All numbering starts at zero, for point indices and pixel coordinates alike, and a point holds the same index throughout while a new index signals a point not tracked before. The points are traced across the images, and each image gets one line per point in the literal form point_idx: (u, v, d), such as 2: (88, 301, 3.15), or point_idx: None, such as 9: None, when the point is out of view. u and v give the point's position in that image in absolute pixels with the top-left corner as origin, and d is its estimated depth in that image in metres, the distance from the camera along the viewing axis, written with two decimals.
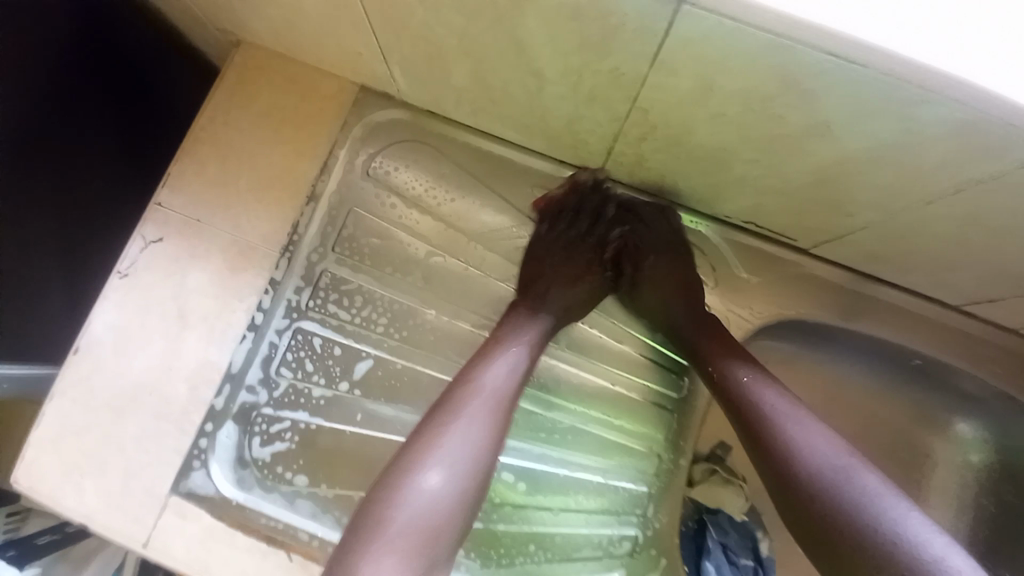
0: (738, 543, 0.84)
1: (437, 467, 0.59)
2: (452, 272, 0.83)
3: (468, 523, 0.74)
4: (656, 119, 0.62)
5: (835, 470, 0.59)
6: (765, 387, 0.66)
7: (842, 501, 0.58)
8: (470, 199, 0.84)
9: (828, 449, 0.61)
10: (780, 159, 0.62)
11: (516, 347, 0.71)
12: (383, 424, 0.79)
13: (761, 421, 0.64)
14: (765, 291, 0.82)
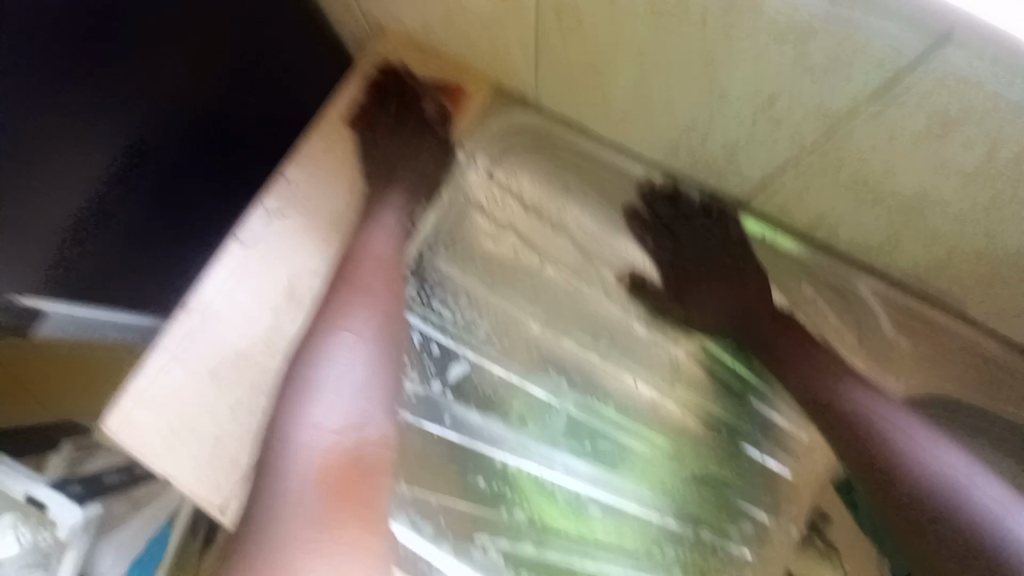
0: None
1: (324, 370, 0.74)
2: (563, 287, 0.78)
3: (545, 553, 0.71)
4: (847, 149, 0.57)
5: (940, 461, 0.66)
6: (864, 393, 0.70)
7: (945, 486, 0.65)
8: (589, 214, 0.79)
9: (930, 445, 0.67)
10: (983, 215, 0.56)
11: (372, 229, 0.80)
12: (471, 433, 0.74)
13: (869, 429, 0.68)
14: (914, 359, 0.73)
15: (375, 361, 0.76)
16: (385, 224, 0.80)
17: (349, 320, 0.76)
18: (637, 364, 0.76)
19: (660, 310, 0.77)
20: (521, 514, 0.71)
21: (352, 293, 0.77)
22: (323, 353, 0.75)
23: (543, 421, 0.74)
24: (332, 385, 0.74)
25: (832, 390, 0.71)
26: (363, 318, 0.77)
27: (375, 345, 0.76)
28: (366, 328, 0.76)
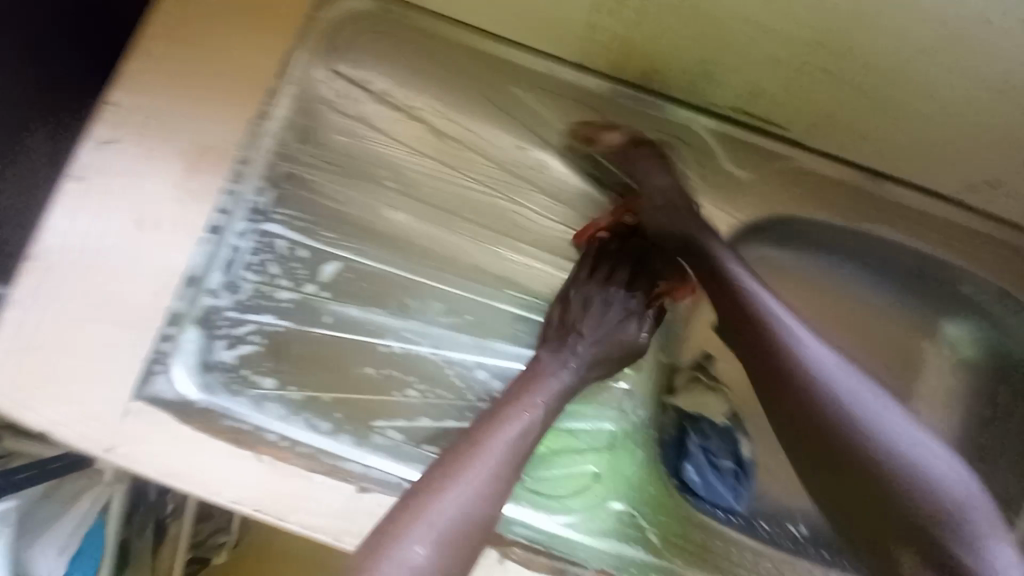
0: (720, 446, 0.85)
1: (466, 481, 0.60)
2: (424, 170, 0.76)
3: (443, 424, 0.73)
4: None
5: (909, 450, 0.56)
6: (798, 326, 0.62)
7: (915, 495, 0.54)
8: (440, 94, 0.77)
9: (878, 407, 0.57)
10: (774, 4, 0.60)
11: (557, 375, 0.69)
12: (352, 326, 0.74)
13: (793, 359, 0.60)
14: (755, 193, 0.78)
15: (507, 488, 0.62)
16: (557, 390, 0.69)
17: (478, 457, 0.61)
18: (533, 242, 0.76)
19: (523, 181, 0.76)
20: (415, 393, 0.73)
21: (502, 423, 0.64)
22: (447, 483, 0.59)
23: (424, 304, 0.75)
24: (449, 503, 0.58)
25: (792, 325, 0.61)
26: (498, 449, 0.62)
27: (495, 476, 0.62)
28: (494, 463, 0.62)
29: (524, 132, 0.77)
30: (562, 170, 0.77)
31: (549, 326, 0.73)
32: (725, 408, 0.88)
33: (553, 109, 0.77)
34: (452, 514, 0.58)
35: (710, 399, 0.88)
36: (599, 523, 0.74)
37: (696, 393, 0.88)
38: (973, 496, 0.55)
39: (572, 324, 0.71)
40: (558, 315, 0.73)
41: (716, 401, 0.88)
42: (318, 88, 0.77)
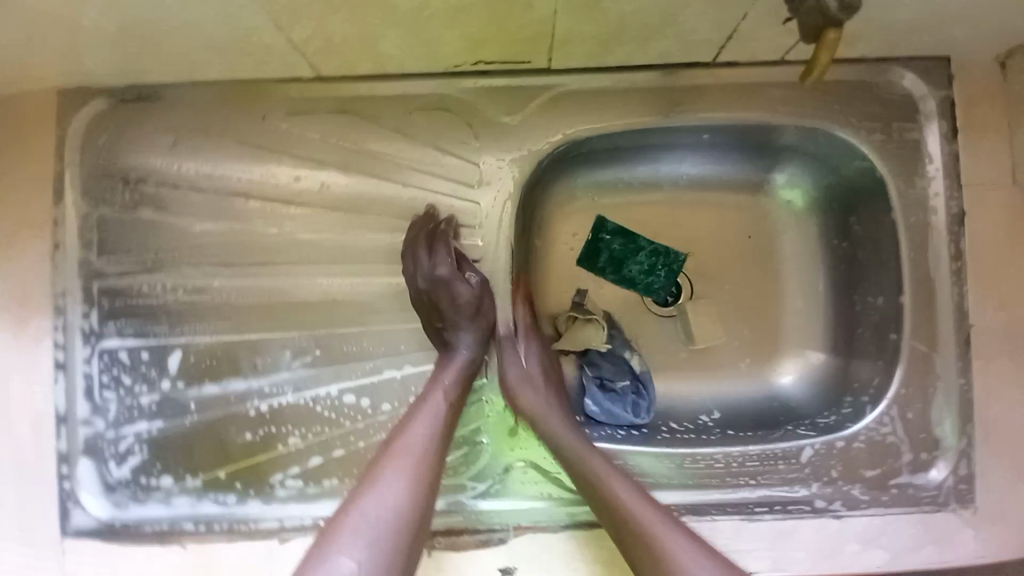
0: (613, 370, 0.88)
1: (391, 477, 0.61)
2: (224, 235, 0.79)
3: (331, 456, 0.75)
4: None
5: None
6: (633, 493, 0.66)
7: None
8: (212, 160, 0.78)
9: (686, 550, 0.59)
10: None
11: (455, 357, 0.73)
12: (216, 402, 0.77)
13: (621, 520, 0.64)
14: (535, 132, 0.77)
15: (434, 477, 0.64)
16: (462, 372, 0.73)
17: (396, 458, 0.63)
18: (352, 263, 0.77)
19: (316, 208, 0.78)
20: (296, 439, 0.76)
21: (415, 418, 0.67)
22: (370, 488, 0.60)
23: (271, 357, 0.77)
24: (374, 503, 0.59)
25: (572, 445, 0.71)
26: (417, 443, 0.64)
27: (419, 466, 0.63)
28: (415, 456, 0.64)
29: (300, 162, 0.78)
30: (346, 182, 0.77)
31: (433, 307, 0.74)
32: (604, 334, 0.88)
33: (314, 129, 0.77)
34: (381, 516, 0.58)
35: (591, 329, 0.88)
36: (504, 485, 0.76)
37: (578, 327, 0.88)
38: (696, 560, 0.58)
39: (461, 306, 0.73)
40: (432, 297, 0.74)
41: (595, 331, 0.88)
42: (96, 197, 0.78)
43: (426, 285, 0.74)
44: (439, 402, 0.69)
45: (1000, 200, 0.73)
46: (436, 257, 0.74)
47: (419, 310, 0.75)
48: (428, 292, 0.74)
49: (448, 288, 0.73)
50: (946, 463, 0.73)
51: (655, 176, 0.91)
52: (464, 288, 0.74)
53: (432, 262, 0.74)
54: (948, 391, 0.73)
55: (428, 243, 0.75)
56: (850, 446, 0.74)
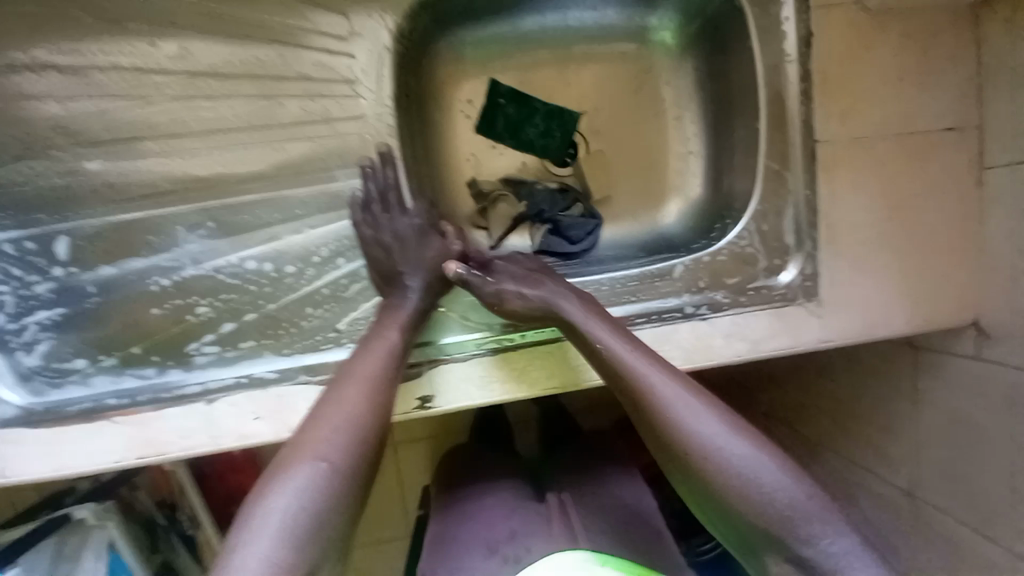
0: (545, 200, 0.95)
1: (355, 394, 0.62)
2: (87, 114, 0.75)
3: (243, 320, 0.78)
4: None
5: (762, 478, 0.57)
6: (669, 383, 0.63)
7: (770, 494, 0.57)
8: (45, 28, 0.72)
9: (727, 443, 0.59)
10: None
11: (407, 293, 0.72)
12: (114, 284, 0.78)
13: (703, 443, 0.59)
14: None
15: (388, 400, 0.64)
16: (413, 313, 0.71)
17: (350, 381, 0.64)
18: (232, 132, 0.77)
19: (181, 74, 0.75)
20: (204, 308, 0.78)
21: (373, 345, 0.67)
22: (333, 406, 0.61)
23: (164, 234, 0.77)
24: (338, 416, 0.60)
25: (626, 356, 0.65)
26: (371, 368, 0.65)
27: (373, 388, 0.64)
28: (370, 379, 0.64)
29: (151, 24, 0.74)
30: (207, 46, 0.74)
31: (393, 261, 0.74)
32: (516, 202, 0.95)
33: None
34: (345, 427, 0.59)
35: (503, 206, 0.95)
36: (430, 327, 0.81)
37: (492, 211, 0.95)
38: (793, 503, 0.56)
39: (423, 261, 0.75)
40: (393, 249, 0.75)
41: (507, 204, 0.95)
42: None
43: (388, 238, 0.75)
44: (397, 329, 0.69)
45: (840, 20, 0.79)
46: (404, 215, 0.77)
47: (373, 263, 0.75)
48: (388, 245, 0.75)
49: (421, 239, 0.76)
50: (796, 265, 0.84)
51: (543, 33, 0.94)
52: (435, 245, 0.76)
53: (405, 215, 0.77)
54: (796, 203, 0.83)
55: (388, 194, 0.77)
56: (714, 258, 0.84)
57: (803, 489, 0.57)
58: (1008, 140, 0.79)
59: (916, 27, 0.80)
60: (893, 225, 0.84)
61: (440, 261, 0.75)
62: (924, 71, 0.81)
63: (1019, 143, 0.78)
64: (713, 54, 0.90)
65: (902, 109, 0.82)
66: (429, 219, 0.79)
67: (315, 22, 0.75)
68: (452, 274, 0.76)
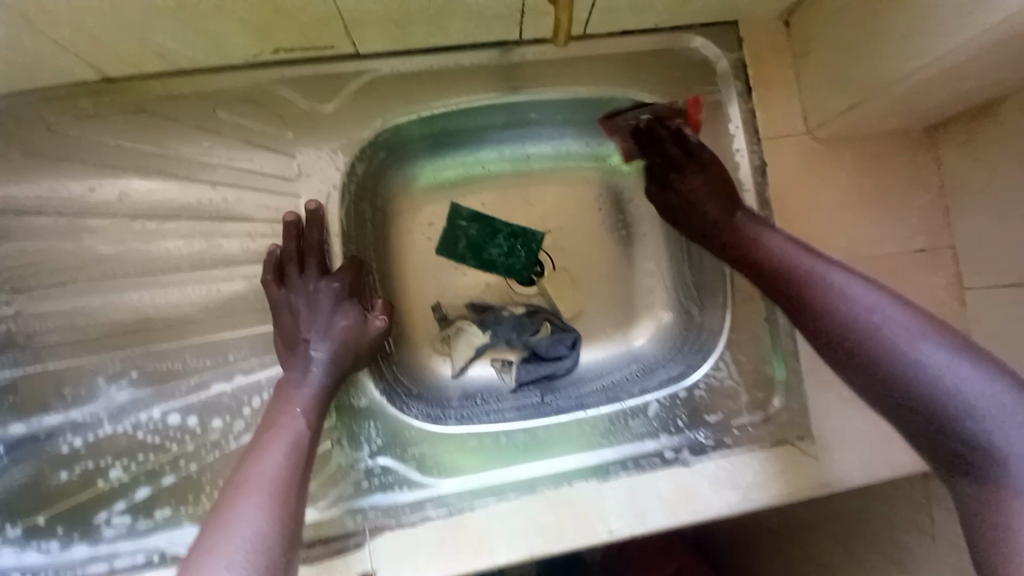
0: (511, 326, 0.90)
1: (253, 501, 0.54)
2: (15, 258, 0.71)
3: (161, 485, 0.69)
4: None
5: (946, 378, 0.53)
6: (849, 277, 0.63)
7: (933, 402, 0.53)
8: None
9: (914, 338, 0.56)
10: None
11: (307, 378, 0.68)
12: (19, 443, 0.69)
13: (866, 336, 0.58)
14: (349, 121, 0.75)
15: (299, 504, 0.57)
16: (313, 398, 0.67)
17: (243, 491, 0.55)
18: (172, 271, 0.72)
19: (118, 218, 0.71)
20: (118, 471, 0.69)
21: (269, 449, 0.60)
22: (225, 525, 0.51)
23: (83, 387, 0.70)
24: (238, 532, 0.51)
25: (797, 253, 0.68)
26: (270, 468, 0.57)
27: (278, 488, 0.56)
28: (273, 482, 0.56)
29: (89, 170, 0.71)
30: (146, 188, 0.71)
31: (301, 327, 0.71)
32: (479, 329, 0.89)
33: (103, 131, 0.71)
34: (247, 544, 0.50)
35: (467, 334, 0.89)
36: (377, 481, 0.72)
37: (456, 339, 0.89)
38: (977, 399, 0.51)
39: (328, 332, 0.71)
40: (303, 317, 0.71)
41: (471, 329, 0.89)
42: None
43: (300, 302, 0.71)
44: (299, 422, 0.63)
45: (791, 152, 0.79)
46: (320, 279, 0.72)
47: (280, 329, 0.71)
48: (298, 312, 0.71)
49: (331, 307, 0.72)
50: (780, 398, 0.78)
51: (504, 158, 0.92)
52: (345, 319, 0.72)
53: (314, 286, 0.72)
54: (771, 331, 0.78)
55: (307, 255, 0.72)
56: (691, 393, 0.77)
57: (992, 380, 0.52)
58: (986, 263, 0.76)
59: (870, 155, 0.80)
60: None
61: (355, 334, 0.72)
62: (883, 196, 0.80)
63: (1000, 267, 0.74)
64: None
65: (868, 232, 0.79)
66: (350, 286, 0.74)
67: (262, 164, 0.73)
68: (361, 349, 0.72)
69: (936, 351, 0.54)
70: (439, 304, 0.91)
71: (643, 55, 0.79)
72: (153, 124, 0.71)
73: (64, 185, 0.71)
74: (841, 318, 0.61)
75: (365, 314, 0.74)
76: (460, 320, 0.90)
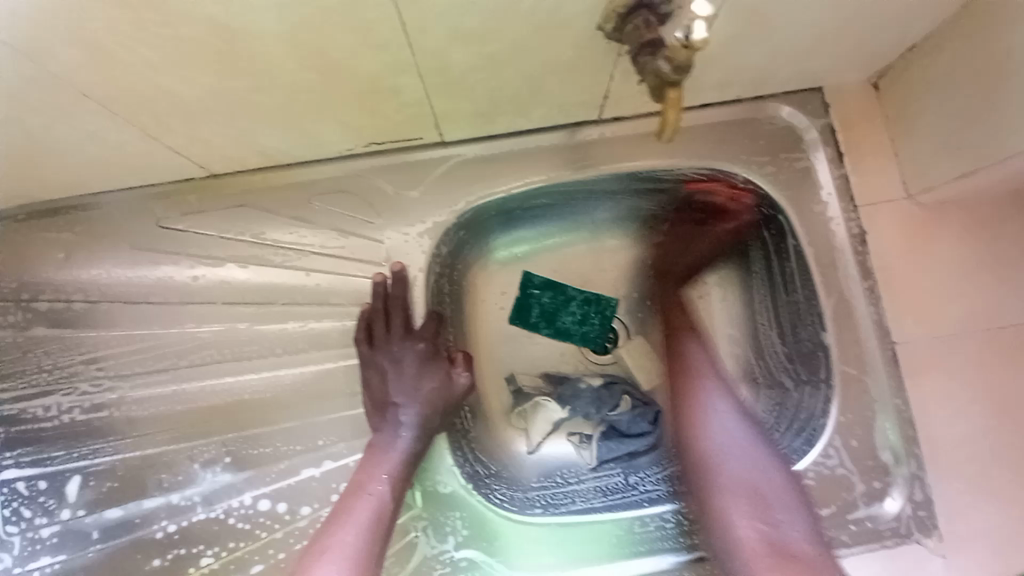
0: (591, 400, 0.85)
1: (330, 568, 0.61)
2: (121, 345, 0.74)
3: (248, 573, 0.68)
4: (130, 99, 0.57)
5: (749, 467, 0.71)
6: (728, 417, 0.76)
7: (756, 523, 0.68)
8: (99, 266, 0.75)
9: (744, 459, 0.72)
10: (273, 81, 0.57)
11: (394, 442, 0.69)
12: (119, 528, 0.71)
13: (727, 457, 0.73)
14: (434, 204, 0.77)
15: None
16: (401, 463, 0.68)
17: (323, 560, 0.62)
18: (265, 356, 0.74)
19: (220, 304, 0.74)
20: (208, 558, 0.69)
21: (351, 519, 0.64)
22: None
23: (180, 471, 0.71)
24: None
25: (703, 367, 0.79)
26: (347, 540, 0.63)
27: (352, 563, 0.62)
28: (347, 556, 0.62)
29: (194, 258, 0.75)
30: (243, 275, 0.75)
31: (388, 389, 0.72)
32: (557, 405, 0.85)
33: (208, 227, 0.74)
34: None
35: (545, 411, 0.85)
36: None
37: (532, 415, 0.85)
38: (789, 526, 0.67)
39: (414, 395, 0.72)
40: (390, 378, 0.72)
41: (548, 404, 0.85)
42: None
43: (386, 364, 0.73)
44: (384, 489, 0.66)
45: (893, 219, 0.75)
46: (407, 340, 0.74)
47: (367, 387, 0.72)
48: (385, 371, 0.72)
49: (417, 367, 0.74)
50: (900, 490, 0.71)
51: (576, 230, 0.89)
52: (431, 382, 0.74)
53: (402, 349, 0.73)
54: (887, 412, 0.72)
55: (392, 315, 0.74)
56: (801, 484, 0.72)
57: (800, 505, 0.69)
58: None
59: (983, 220, 0.74)
60: (1010, 437, 0.71)
61: (439, 395, 0.73)
62: (1004, 263, 0.73)
63: None
64: (770, 245, 0.81)
65: (990, 305, 0.73)
66: (434, 346, 0.76)
67: (355, 250, 0.75)
68: (446, 411, 0.74)
69: (760, 460, 0.72)
70: (513, 375, 0.88)
71: (726, 125, 0.78)
72: (250, 214, 0.74)
73: (169, 275, 0.75)
74: (702, 439, 0.75)
75: (447, 375, 0.75)
76: (535, 394, 0.87)
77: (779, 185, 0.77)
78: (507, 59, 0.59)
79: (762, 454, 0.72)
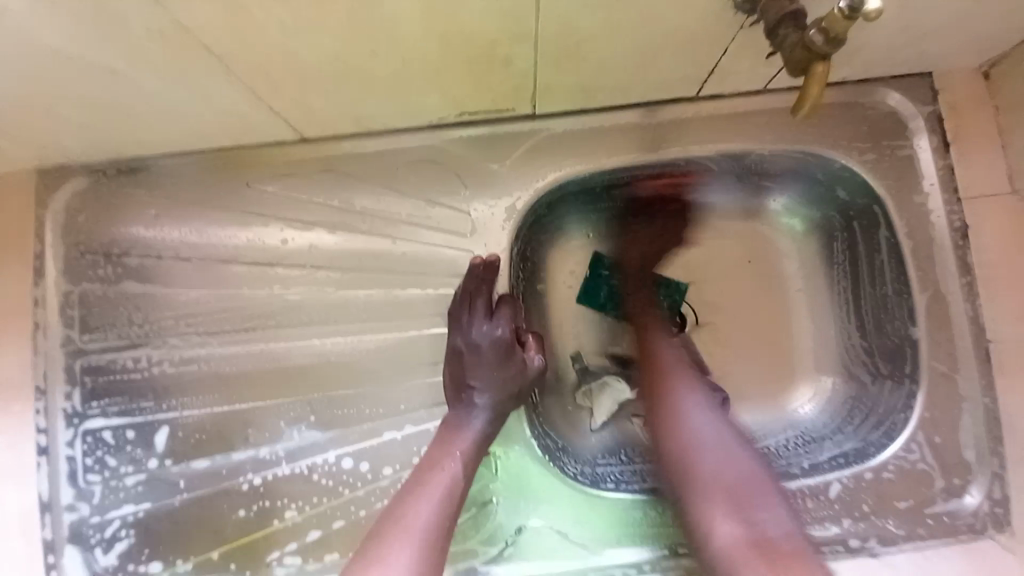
0: None
1: (406, 537, 0.59)
2: (209, 303, 0.76)
3: (331, 528, 0.71)
4: (247, 58, 0.56)
5: (728, 460, 0.66)
6: (704, 408, 0.70)
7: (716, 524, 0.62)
8: (188, 224, 0.75)
9: (727, 450, 0.67)
10: (393, 46, 0.56)
11: (468, 424, 0.69)
12: (206, 479, 0.73)
13: (693, 449, 0.67)
14: (521, 178, 0.76)
15: (440, 551, 0.60)
16: (475, 444, 0.68)
17: (398, 530, 0.60)
18: (350, 321, 0.75)
19: (307, 268, 0.75)
20: (292, 511, 0.72)
21: (426, 491, 0.63)
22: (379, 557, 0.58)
23: (267, 428, 0.73)
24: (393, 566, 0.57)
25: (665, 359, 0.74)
26: (421, 510, 0.61)
27: (427, 534, 0.60)
28: (421, 526, 0.60)
29: (283, 221, 0.75)
30: (332, 241, 0.75)
31: (466, 370, 0.71)
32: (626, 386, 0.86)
33: (298, 190, 0.74)
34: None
35: (612, 390, 0.85)
36: (538, 540, 0.75)
37: (599, 393, 0.85)
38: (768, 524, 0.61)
39: (490, 379, 0.70)
40: (468, 360, 0.71)
41: (616, 383, 0.85)
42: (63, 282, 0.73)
43: (465, 344, 0.71)
44: (457, 466, 0.65)
45: (998, 215, 0.72)
46: (488, 322, 0.72)
47: (448, 363, 0.73)
48: (464, 353, 0.72)
49: (495, 351, 0.71)
50: (979, 488, 0.71)
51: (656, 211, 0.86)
52: (507, 367, 0.71)
53: (481, 330, 0.72)
54: (973, 410, 0.72)
55: (476, 296, 0.72)
56: (880, 478, 0.72)
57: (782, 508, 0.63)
58: None
59: None
60: None
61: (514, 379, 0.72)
62: None
63: None
64: (863, 235, 0.78)
65: None
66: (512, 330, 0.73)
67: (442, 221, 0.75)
68: (519, 396, 0.72)
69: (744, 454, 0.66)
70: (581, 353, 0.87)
71: (830, 109, 0.74)
72: (340, 180, 0.74)
73: (258, 236, 0.75)
74: (683, 423, 0.69)
75: (521, 361, 0.73)
76: (604, 373, 0.86)
77: (881, 174, 0.74)
78: (631, 30, 0.57)
79: (742, 450, 0.67)
